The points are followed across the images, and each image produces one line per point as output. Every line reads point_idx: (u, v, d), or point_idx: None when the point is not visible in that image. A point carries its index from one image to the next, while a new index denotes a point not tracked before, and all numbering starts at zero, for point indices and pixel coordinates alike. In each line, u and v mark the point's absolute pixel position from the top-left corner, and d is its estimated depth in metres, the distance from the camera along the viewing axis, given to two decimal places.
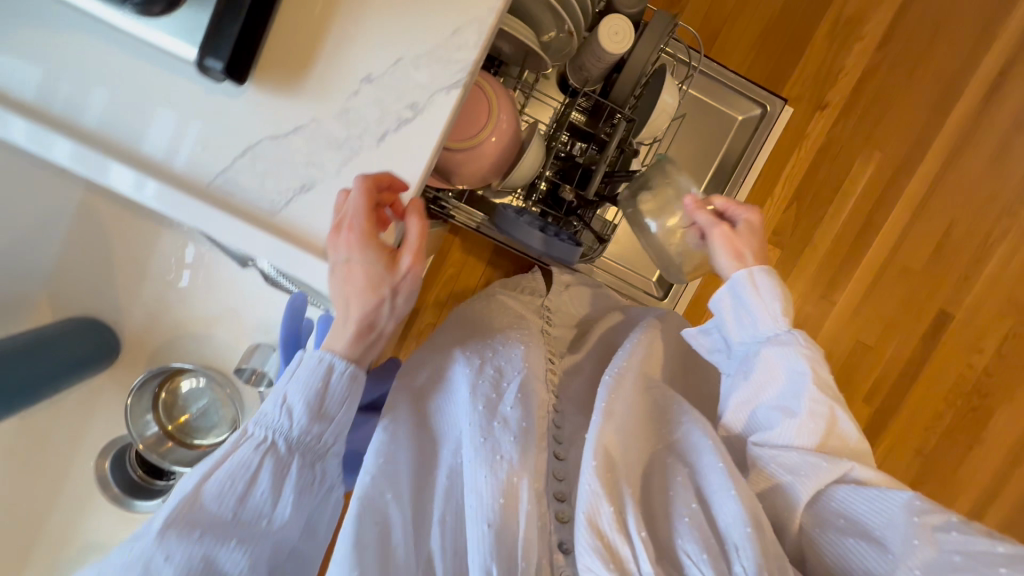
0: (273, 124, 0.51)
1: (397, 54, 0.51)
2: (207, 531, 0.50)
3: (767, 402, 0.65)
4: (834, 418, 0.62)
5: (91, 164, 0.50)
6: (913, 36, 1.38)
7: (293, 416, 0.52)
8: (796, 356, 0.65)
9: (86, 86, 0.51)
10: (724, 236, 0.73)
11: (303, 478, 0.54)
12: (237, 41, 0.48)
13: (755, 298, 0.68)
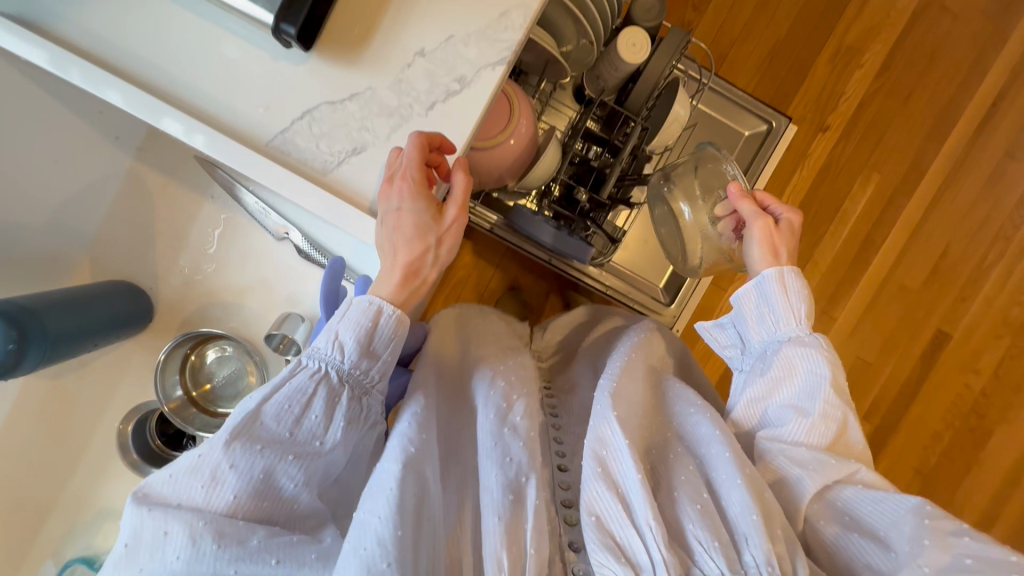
0: (330, 91, 0.56)
1: (449, 32, 0.56)
2: (266, 446, 0.55)
3: (781, 399, 0.69)
4: (843, 419, 0.66)
5: (148, 108, 0.53)
6: (911, 64, 1.45)
7: (345, 350, 0.58)
8: (816, 357, 0.69)
9: (153, 45, 0.55)
10: (764, 231, 0.74)
11: (352, 408, 0.59)
12: (308, 10, 0.51)
13: (783, 299, 0.71)
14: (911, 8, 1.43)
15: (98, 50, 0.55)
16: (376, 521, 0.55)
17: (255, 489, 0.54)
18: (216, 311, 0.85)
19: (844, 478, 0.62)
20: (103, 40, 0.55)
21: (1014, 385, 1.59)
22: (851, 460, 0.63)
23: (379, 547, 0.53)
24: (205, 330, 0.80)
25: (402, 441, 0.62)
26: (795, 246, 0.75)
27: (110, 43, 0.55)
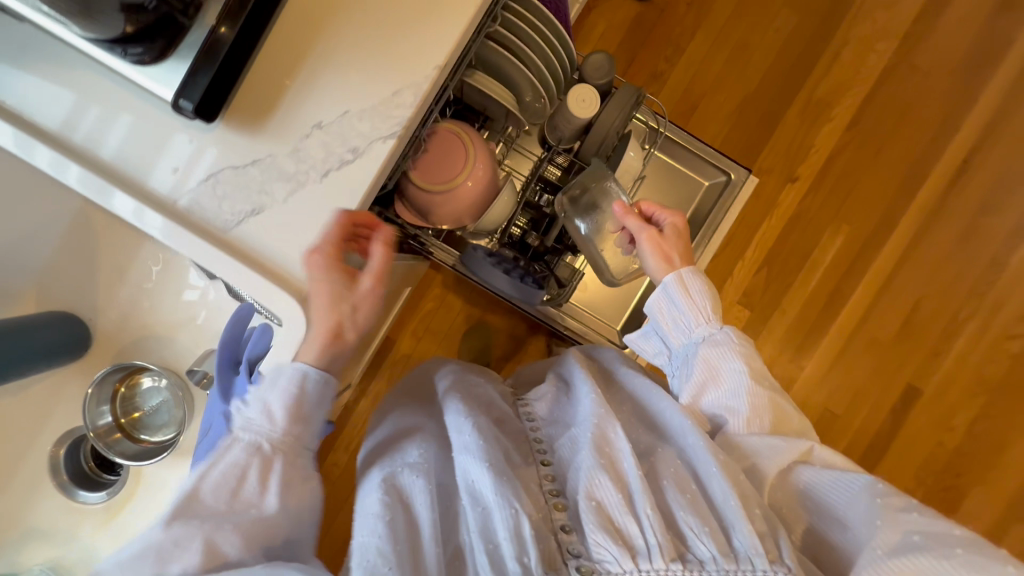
0: (234, 157, 0.54)
1: (345, 106, 0.52)
2: (208, 531, 0.51)
3: (715, 395, 0.72)
4: (774, 400, 0.70)
5: (95, 189, 0.54)
6: (881, 119, 1.48)
7: (281, 416, 0.55)
8: (729, 351, 0.73)
9: (89, 117, 0.56)
10: (655, 243, 0.80)
11: (288, 473, 0.55)
12: (210, 86, 0.50)
13: (688, 301, 0.76)
14: (880, 68, 1.47)
15: (33, 119, 0.56)
16: (376, 540, 0.60)
17: (201, 565, 0.51)
18: (149, 343, 0.76)
19: (802, 458, 0.64)
20: (36, 107, 0.56)
21: (991, 442, 1.55)
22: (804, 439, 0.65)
23: (378, 558, 0.58)
24: (132, 363, 0.74)
25: (384, 482, 0.67)
26: (684, 248, 0.82)
27: (42, 113, 0.56)
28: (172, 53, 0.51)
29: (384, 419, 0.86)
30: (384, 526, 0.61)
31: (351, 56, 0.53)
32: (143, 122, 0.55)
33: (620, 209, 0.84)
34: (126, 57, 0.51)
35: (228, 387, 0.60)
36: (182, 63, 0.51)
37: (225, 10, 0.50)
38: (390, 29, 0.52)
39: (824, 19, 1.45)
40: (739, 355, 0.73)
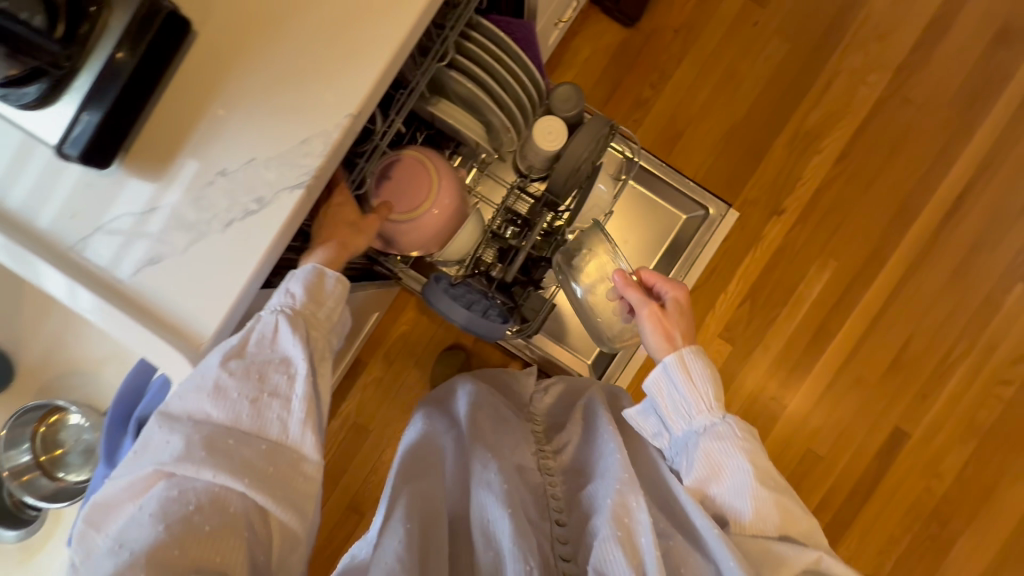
0: (133, 202, 0.48)
1: (251, 153, 0.48)
2: (218, 418, 0.49)
3: (720, 489, 0.63)
4: (781, 504, 0.61)
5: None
6: (872, 152, 1.44)
7: (298, 302, 0.54)
8: (732, 448, 0.64)
9: None
10: (654, 318, 0.73)
11: (278, 377, 0.51)
12: (101, 132, 0.45)
13: (688, 386, 0.67)
14: (872, 100, 1.43)
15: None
16: (395, 546, 0.61)
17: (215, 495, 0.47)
18: (68, 380, 0.70)
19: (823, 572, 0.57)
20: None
21: (981, 491, 1.48)
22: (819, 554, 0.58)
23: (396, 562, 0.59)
24: (52, 401, 0.68)
25: (400, 515, 0.66)
26: (688, 325, 0.74)
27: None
28: (60, 96, 0.45)
29: (414, 415, 0.90)
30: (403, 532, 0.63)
31: (260, 99, 0.48)
32: (34, 153, 0.48)
33: (620, 279, 0.76)
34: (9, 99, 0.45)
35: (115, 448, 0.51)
36: (70, 103, 0.45)
37: (123, 36, 0.44)
38: (305, 72, 0.48)
39: (816, 49, 1.41)
40: (742, 449, 0.64)
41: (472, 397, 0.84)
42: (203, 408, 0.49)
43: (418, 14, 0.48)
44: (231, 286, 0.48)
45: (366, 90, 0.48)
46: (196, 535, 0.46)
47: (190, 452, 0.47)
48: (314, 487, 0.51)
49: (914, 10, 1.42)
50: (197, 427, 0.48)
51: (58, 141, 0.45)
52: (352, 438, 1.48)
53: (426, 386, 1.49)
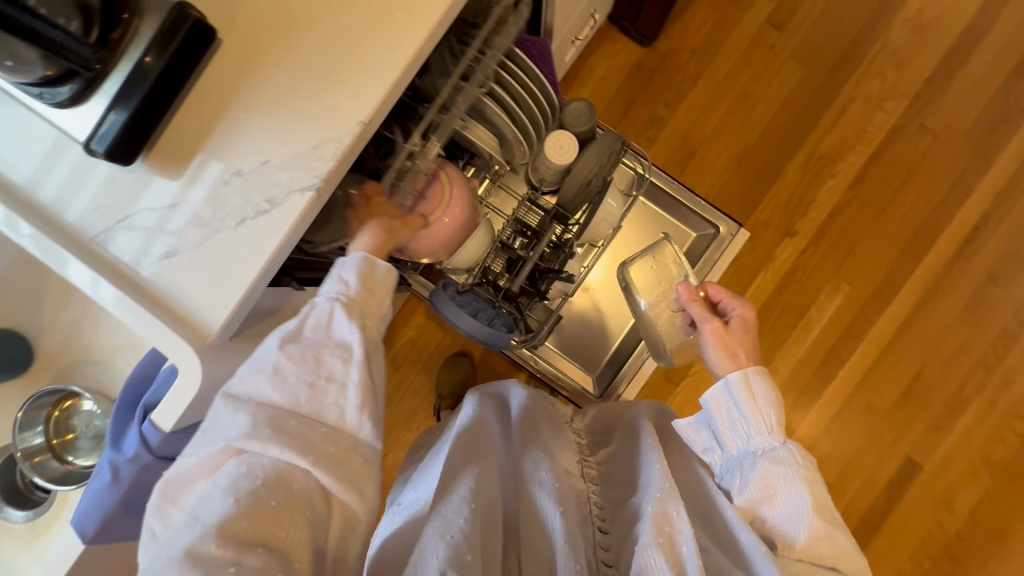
0: (153, 198, 0.51)
1: (265, 156, 0.50)
2: (279, 400, 0.50)
3: (773, 513, 0.58)
4: (837, 540, 0.56)
5: (5, 220, 0.50)
6: (887, 179, 1.42)
7: (352, 288, 0.57)
8: (791, 475, 0.59)
9: (9, 147, 0.52)
10: (716, 335, 0.70)
11: (336, 359, 0.53)
12: (127, 130, 0.48)
13: (749, 404, 0.63)
14: (888, 126, 1.42)
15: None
16: (459, 522, 0.53)
17: (279, 476, 0.47)
18: (86, 369, 0.72)
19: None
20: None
21: (995, 531, 1.43)
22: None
23: (461, 537, 0.52)
24: (68, 387, 0.69)
25: (465, 492, 0.58)
26: (753, 343, 0.71)
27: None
28: (92, 97, 0.48)
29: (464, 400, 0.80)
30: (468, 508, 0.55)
31: (276, 105, 0.51)
32: (65, 149, 0.52)
33: (684, 291, 0.74)
34: (46, 100, 0.48)
35: (120, 431, 0.52)
36: (100, 104, 0.48)
37: (152, 42, 0.47)
38: (320, 81, 0.50)
39: (832, 74, 1.42)
40: (802, 477, 0.59)
41: (531, 400, 0.76)
42: (264, 391, 0.51)
43: (429, 27, 0.50)
44: (244, 278, 0.50)
45: (377, 99, 0.50)
46: (261, 508, 0.44)
47: (256, 430, 0.48)
48: (372, 468, 0.51)
49: (933, 38, 1.41)
50: (260, 408, 0.50)
51: (86, 138, 0.47)
52: None
53: (431, 393, 1.50)
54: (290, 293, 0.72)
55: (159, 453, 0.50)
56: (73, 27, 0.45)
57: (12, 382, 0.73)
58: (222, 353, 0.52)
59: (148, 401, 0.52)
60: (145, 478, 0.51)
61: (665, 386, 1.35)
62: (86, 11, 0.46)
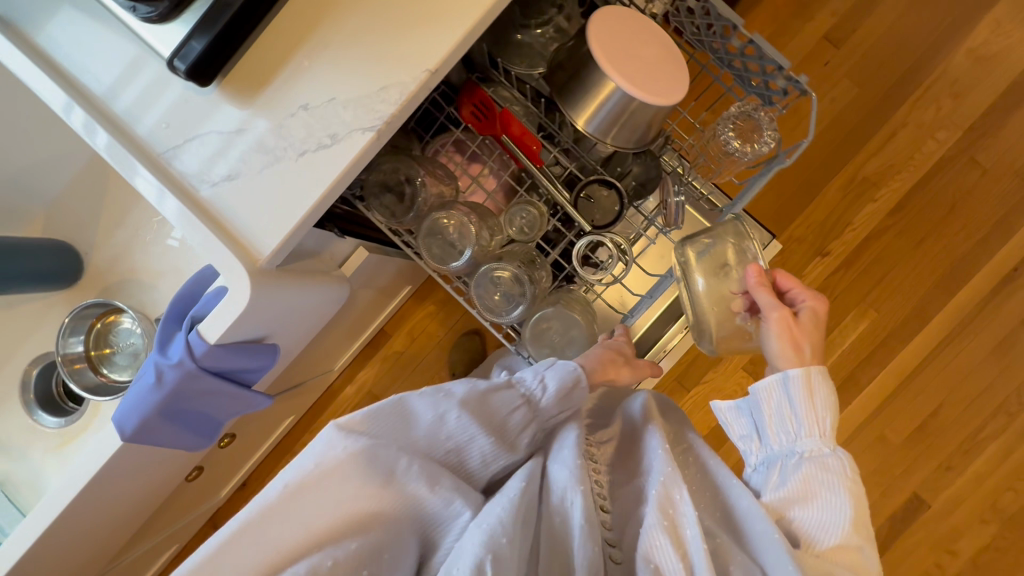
0: (222, 122, 0.53)
1: (332, 93, 0.52)
2: (423, 436, 0.58)
3: (801, 514, 0.56)
4: (864, 553, 0.53)
5: (84, 123, 0.53)
6: (928, 210, 1.40)
7: (545, 395, 0.64)
8: (838, 484, 0.56)
9: (94, 57, 0.55)
10: (783, 323, 0.62)
11: (497, 436, 0.61)
12: (209, 51, 0.50)
13: (806, 403, 0.60)
14: (937, 156, 1.39)
15: (35, 39, 0.55)
16: (498, 513, 0.53)
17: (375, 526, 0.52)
18: (130, 289, 0.75)
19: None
20: (43, 27, 0.55)
21: None
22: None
23: (497, 524, 0.52)
24: (111, 302, 0.72)
25: (512, 492, 0.56)
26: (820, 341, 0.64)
27: (48, 35, 0.55)
28: (180, 16, 0.50)
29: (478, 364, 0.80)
30: (509, 502, 0.54)
31: (347, 46, 0.52)
32: (141, 60, 0.54)
33: (754, 273, 0.65)
34: (138, 14, 0.51)
35: (167, 339, 0.54)
36: (187, 22, 0.50)
37: None
38: (392, 26, 0.52)
39: (884, 98, 1.40)
40: (842, 483, 0.56)
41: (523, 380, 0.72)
42: (418, 418, 0.59)
43: None
44: (296, 208, 0.52)
45: (447, 49, 0.51)
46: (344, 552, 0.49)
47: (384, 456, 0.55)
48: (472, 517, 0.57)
49: (995, 72, 1.38)
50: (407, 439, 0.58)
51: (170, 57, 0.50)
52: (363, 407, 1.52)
53: (443, 370, 1.52)
54: (330, 240, 0.72)
55: (202, 363, 0.52)
56: None
57: (60, 292, 0.76)
58: (269, 278, 0.54)
59: (195, 317, 0.53)
60: (185, 387, 0.53)
61: (676, 390, 1.34)
62: None
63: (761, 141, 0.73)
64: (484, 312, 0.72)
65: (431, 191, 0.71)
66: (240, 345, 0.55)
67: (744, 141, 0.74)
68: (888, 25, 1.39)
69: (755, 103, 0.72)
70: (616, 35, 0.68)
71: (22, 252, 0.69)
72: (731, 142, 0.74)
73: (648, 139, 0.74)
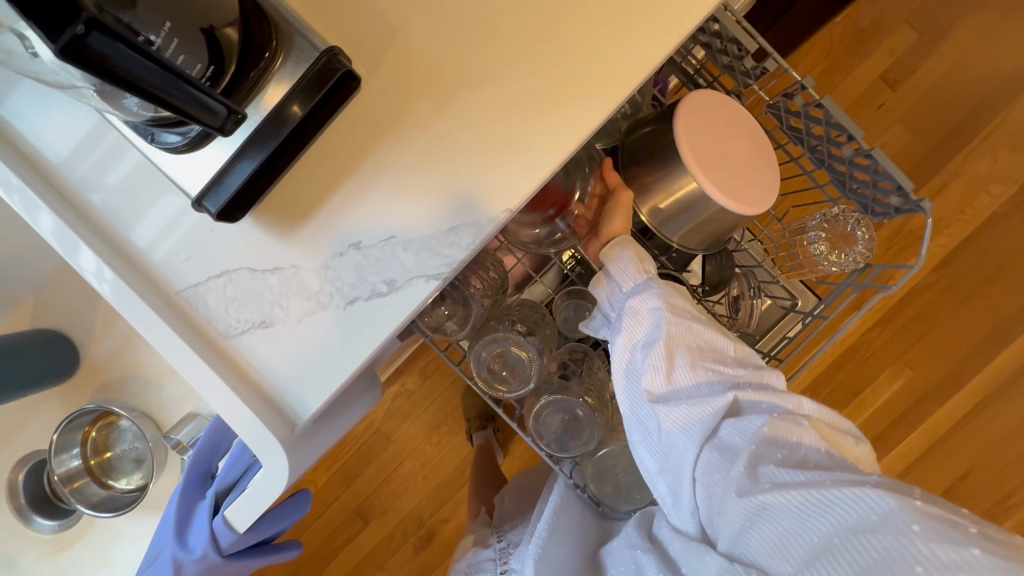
0: (254, 257, 0.44)
1: (391, 230, 0.43)
2: None
3: (651, 399, 0.51)
4: (690, 353, 0.51)
5: (23, 204, 0.45)
6: (977, 267, 1.29)
7: None
8: (656, 301, 0.52)
9: (63, 133, 0.47)
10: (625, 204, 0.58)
11: None
12: (246, 183, 0.41)
13: (614, 263, 0.55)
14: (991, 211, 1.27)
15: (22, 135, 0.47)
16: None
17: None
18: (132, 386, 0.67)
19: (771, 444, 0.47)
20: (25, 117, 0.47)
21: None
22: (796, 395, 0.51)
23: None
24: (108, 407, 0.63)
25: None
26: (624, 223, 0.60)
27: (25, 119, 0.47)
28: (209, 141, 0.40)
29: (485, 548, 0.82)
30: None
31: (411, 174, 0.43)
32: (103, 133, 0.46)
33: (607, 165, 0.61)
34: (156, 142, 0.41)
35: (187, 515, 0.51)
36: (220, 147, 0.40)
37: (292, 89, 0.39)
38: (465, 153, 0.42)
39: (941, 145, 1.26)
40: (672, 306, 0.52)
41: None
42: None
43: (606, 111, 0.42)
44: (341, 367, 0.44)
45: (530, 188, 0.42)
46: None
47: None
48: None
49: None
50: None
51: (197, 193, 0.41)
52: (369, 448, 1.38)
53: (456, 409, 1.38)
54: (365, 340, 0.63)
55: (225, 551, 0.48)
56: (195, 70, 0.36)
57: (52, 388, 0.67)
58: (303, 440, 0.46)
59: (214, 491, 0.50)
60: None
61: None
62: (215, 47, 0.36)
63: (857, 244, 0.65)
64: (553, 446, 0.62)
65: (482, 297, 0.63)
66: (263, 519, 0.51)
67: (833, 248, 0.66)
68: (952, 63, 1.24)
69: (851, 209, 0.64)
70: (705, 129, 0.58)
71: (12, 357, 0.60)
72: (818, 246, 0.67)
73: (723, 239, 0.63)
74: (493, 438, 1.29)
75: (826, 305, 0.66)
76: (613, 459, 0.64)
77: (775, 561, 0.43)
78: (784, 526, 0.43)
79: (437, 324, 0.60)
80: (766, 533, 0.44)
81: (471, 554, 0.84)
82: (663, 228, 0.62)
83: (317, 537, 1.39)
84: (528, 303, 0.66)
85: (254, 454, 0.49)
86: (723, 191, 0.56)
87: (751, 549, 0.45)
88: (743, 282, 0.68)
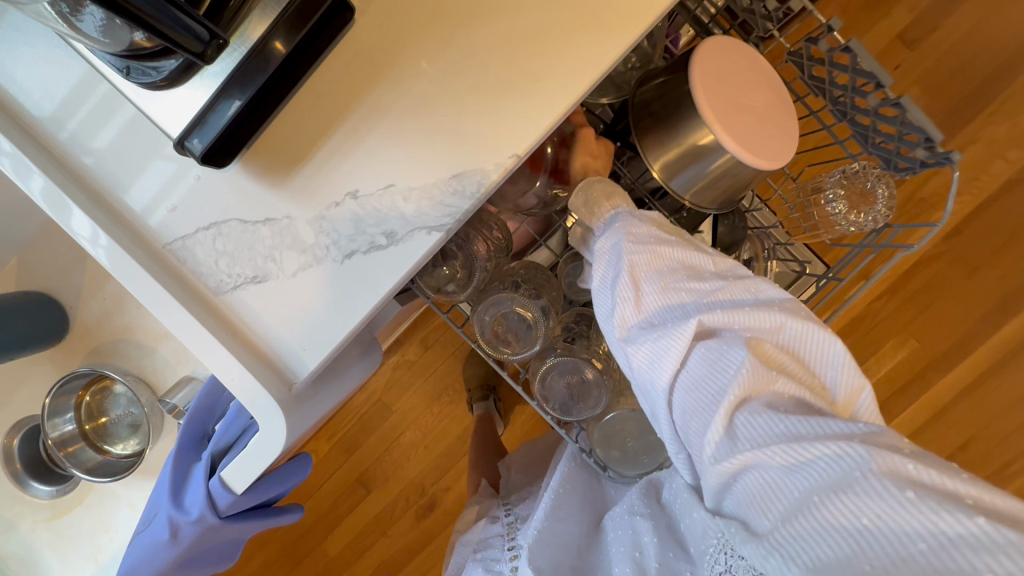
0: (246, 208, 0.42)
1: (390, 178, 0.40)
2: None
3: (616, 337, 0.47)
4: (654, 279, 0.47)
5: (12, 166, 0.42)
6: (988, 235, 1.26)
7: None
8: (621, 231, 0.48)
9: (37, 78, 0.43)
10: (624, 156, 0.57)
11: None
12: (229, 123, 0.38)
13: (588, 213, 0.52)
14: (1005, 178, 1.24)
15: None
16: None
17: None
18: (125, 351, 0.65)
19: (749, 385, 0.42)
20: None
21: None
22: (779, 313, 0.44)
23: None
24: (100, 371, 0.62)
25: None
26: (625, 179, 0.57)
27: None
28: (190, 76, 0.37)
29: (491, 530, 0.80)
30: None
31: (414, 118, 0.40)
32: (80, 76, 0.43)
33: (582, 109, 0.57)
34: (134, 80, 0.38)
35: (183, 475, 0.51)
36: (204, 83, 0.37)
37: (280, 19, 0.36)
38: (468, 94, 0.39)
39: (957, 109, 1.22)
40: (634, 235, 0.48)
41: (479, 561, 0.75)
42: None
43: (620, 46, 0.38)
44: (337, 325, 0.41)
45: (539, 134, 0.39)
46: None
47: None
48: None
49: None
50: None
51: (180, 133, 0.38)
52: (369, 419, 1.37)
53: (457, 380, 1.37)
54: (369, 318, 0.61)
55: (224, 513, 0.48)
56: None
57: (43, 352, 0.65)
58: (301, 402, 0.44)
59: (209, 449, 0.49)
60: (204, 538, 0.49)
61: None
62: None
63: (876, 204, 0.62)
64: (558, 410, 0.61)
65: (488, 259, 0.59)
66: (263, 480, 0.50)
67: (852, 208, 0.63)
68: (973, 22, 1.18)
69: (872, 165, 0.62)
70: (722, 77, 0.54)
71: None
72: (837, 206, 0.64)
73: (738, 197, 0.60)
74: (495, 408, 1.28)
75: (839, 273, 0.62)
76: (619, 422, 0.62)
77: (754, 516, 0.39)
78: (761, 483, 0.39)
79: (439, 285, 0.58)
80: (748, 489, 0.40)
81: (482, 529, 0.82)
82: (672, 182, 0.58)
83: (321, 504, 1.40)
84: (534, 265, 0.64)
85: (252, 415, 0.48)
86: (739, 142, 0.53)
87: (736, 505, 0.41)
88: (755, 244, 0.66)
